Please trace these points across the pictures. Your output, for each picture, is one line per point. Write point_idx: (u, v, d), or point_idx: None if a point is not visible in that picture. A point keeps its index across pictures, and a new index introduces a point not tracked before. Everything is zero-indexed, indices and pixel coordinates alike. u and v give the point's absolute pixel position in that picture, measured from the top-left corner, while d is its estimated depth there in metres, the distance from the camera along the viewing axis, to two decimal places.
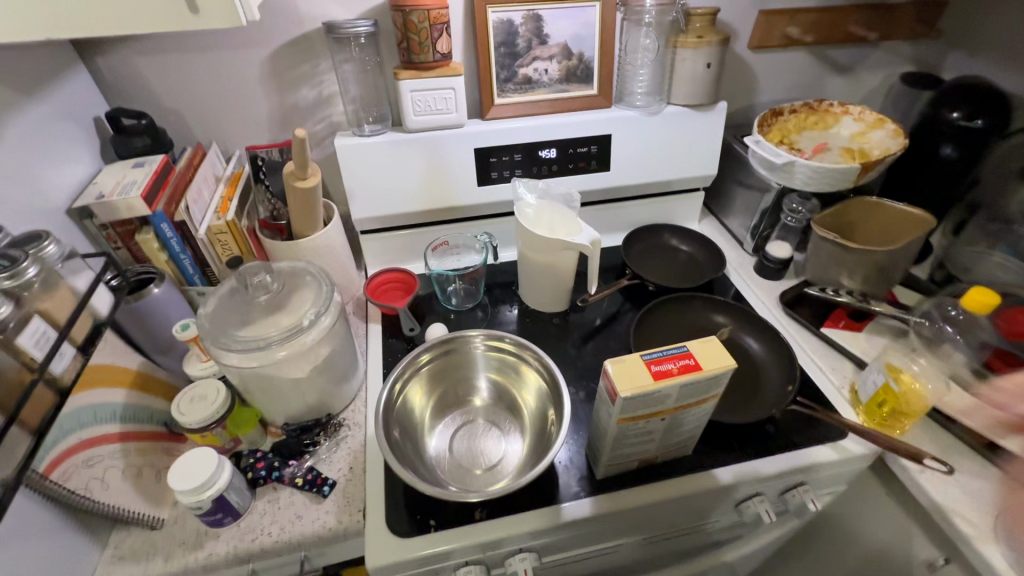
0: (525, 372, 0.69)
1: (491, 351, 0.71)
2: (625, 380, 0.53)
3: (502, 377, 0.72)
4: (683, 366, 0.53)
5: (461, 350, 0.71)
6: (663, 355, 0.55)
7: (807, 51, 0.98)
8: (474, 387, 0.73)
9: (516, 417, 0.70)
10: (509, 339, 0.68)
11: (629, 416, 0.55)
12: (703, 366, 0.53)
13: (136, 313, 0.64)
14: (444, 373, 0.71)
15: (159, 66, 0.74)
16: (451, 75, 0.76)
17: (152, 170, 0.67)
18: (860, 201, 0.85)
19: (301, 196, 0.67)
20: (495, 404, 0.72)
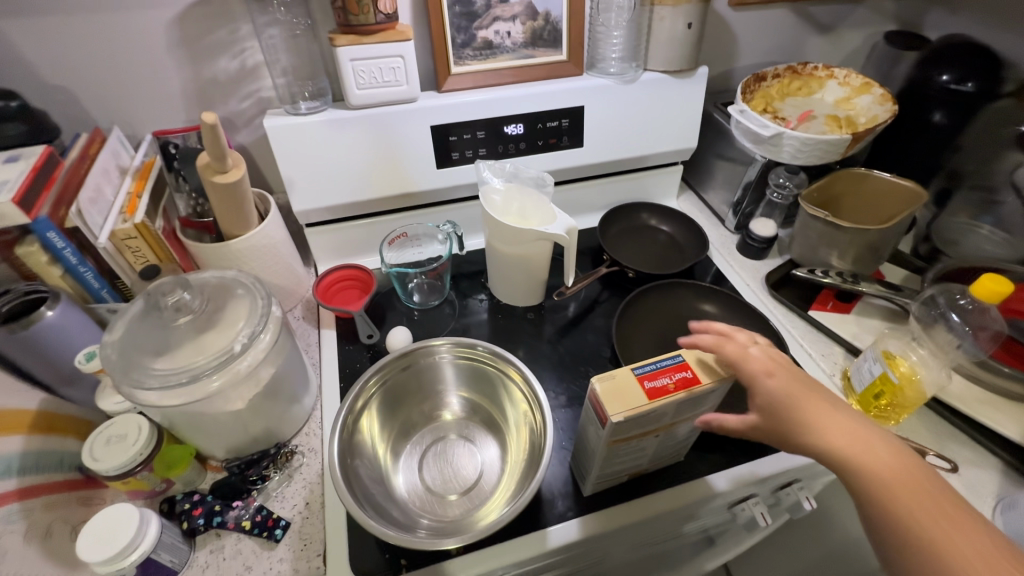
0: (499, 381, 0.62)
1: (459, 360, 0.64)
2: (617, 403, 0.46)
3: (475, 387, 0.65)
4: (680, 381, 0.47)
5: (426, 361, 0.63)
6: (656, 368, 0.49)
7: (789, 8, 0.90)
8: (442, 401, 0.66)
9: (491, 430, 0.64)
10: (481, 347, 0.61)
11: (622, 438, 0.48)
12: (702, 378, 0.48)
13: (25, 343, 0.52)
14: (409, 389, 0.64)
15: (31, 32, 0.60)
16: (399, 40, 0.65)
17: (30, 166, 0.54)
18: (847, 173, 0.80)
19: (222, 194, 0.56)
20: (467, 418, 0.66)
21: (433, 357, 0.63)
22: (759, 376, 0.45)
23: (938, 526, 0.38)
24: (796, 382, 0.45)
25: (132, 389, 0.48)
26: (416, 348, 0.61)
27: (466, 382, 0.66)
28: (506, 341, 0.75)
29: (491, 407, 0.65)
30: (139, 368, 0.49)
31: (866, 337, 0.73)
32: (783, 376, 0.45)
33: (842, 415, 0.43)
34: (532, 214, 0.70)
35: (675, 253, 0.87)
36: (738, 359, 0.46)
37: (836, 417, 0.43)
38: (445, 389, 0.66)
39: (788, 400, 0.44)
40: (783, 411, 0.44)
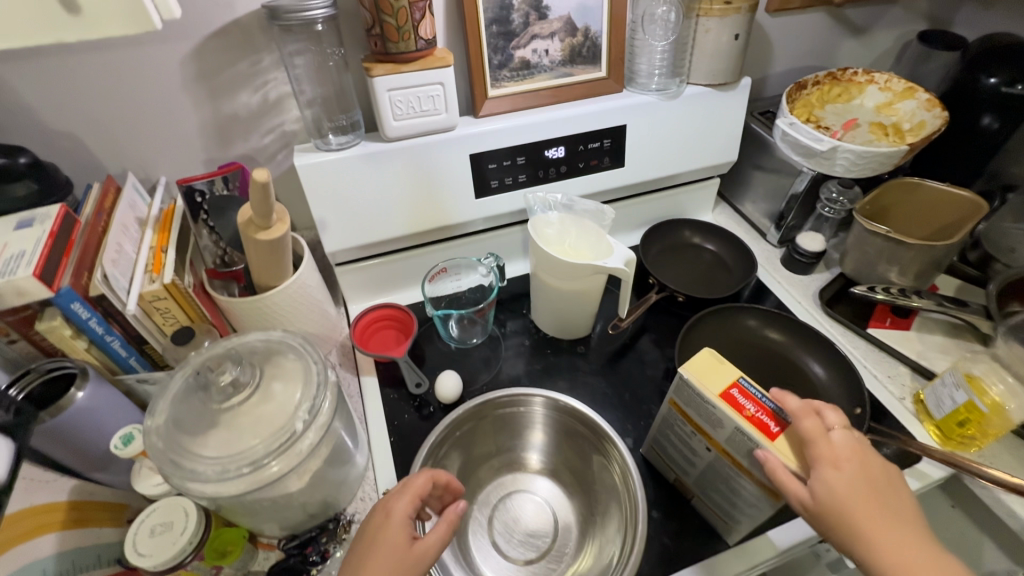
0: (586, 439, 0.60)
1: (547, 412, 0.62)
2: (701, 369, 0.48)
3: (561, 444, 0.63)
4: (756, 419, 0.45)
5: (507, 411, 0.62)
6: (760, 397, 0.46)
7: (824, 12, 0.87)
8: (521, 455, 0.63)
9: (569, 492, 0.61)
10: (565, 403, 0.59)
11: (681, 406, 0.51)
12: (776, 440, 0.44)
13: (53, 431, 0.46)
14: (488, 436, 0.62)
15: (36, 77, 0.54)
16: (439, 67, 0.60)
17: (46, 231, 0.48)
18: (900, 184, 0.77)
19: (266, 250, 0.51)
20: (543, 474, 0.62)
21: (517, 406, 0.62)
22: (824, 463, 0.42)
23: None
24: (861, 472, 0.42)
25: (185, 481, 0.42)
26: (507, 396, 0.60)
27: (547, 437, 0.63)
28: (559, 379, 0.71)
29: (571, 466, 0.62)
30: (190, 456, 0.43)
31: (932, 355, 0.71)
32: (854, 467, 0.42)
33: (891, 516, 0.41)
34: (587, 247, 0.66)
35: (721, 273, 0.83)
36: (813, 439, 0.43)
37: (885, 518, 0.41)
38: (523, 443, 0.64)
39: (849, 495, 0.41)
40: (837, 501, 0.41)
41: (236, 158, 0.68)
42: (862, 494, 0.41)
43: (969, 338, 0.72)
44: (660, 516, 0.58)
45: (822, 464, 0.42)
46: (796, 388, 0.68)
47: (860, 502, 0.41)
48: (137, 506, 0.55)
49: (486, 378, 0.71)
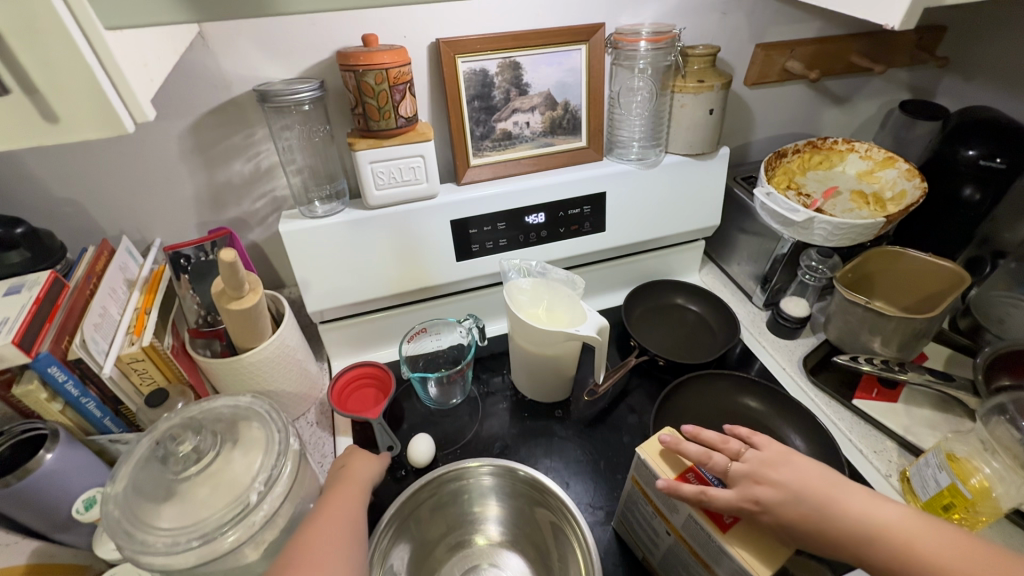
0: (541, 506, 0.61)
1: (497, 478, 0.63)
2: (655, 453, 0.49)
3: (515, 510, 0.63)
4: (709, 508, 0.45)
5: (457, 483, 0.62)
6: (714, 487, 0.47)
7: (804, 84, 0.89)
8: (477, 525, 0.63)
9: (532, 564, 0.60)
10: (522, 471, 0.61)
11: (641, 486, 0.51)
12: (728, 532, 0.43)
13: (17, 495, 0.47)
14: (440, 511, 0.62)
15: (43, 152, 0.58)
16: (419, 141, 0.63)
17: (33, 297, 0.50)
18: (880, 252, 0.77)
19: (239, 318, 0.54)
20: (503, 544, 0.62)
21: (462, 478, 0.62)
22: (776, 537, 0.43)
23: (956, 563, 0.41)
24: (790, 496, 0.44)
25: (136, 554, 0.42)
26: (452, 469, 0.61)
27: (503, 504, 0.64)
28: (535, 444, 0.70)
29: (530, 534, 0.62)
30: (145, 527, 0.44)
31: (919, 431, 0.68)
32: (784, 489, 0.44)
33: (841, 502, 0.44)
34: (564, 311, 0.67)
35: (705, 336, 0.83)
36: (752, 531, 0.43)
37: (840, 505, 0.44)
38: (479, 512, 0.64)
39: (802, 512, 0.43)
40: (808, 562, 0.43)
41: (228, 221, 0.71)
42: (808, 510, 0.44)
43: (958, 413, 0.70)
44: None
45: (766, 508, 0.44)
46: None
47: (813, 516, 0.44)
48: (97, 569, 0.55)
49: (462, 440, 0.70)
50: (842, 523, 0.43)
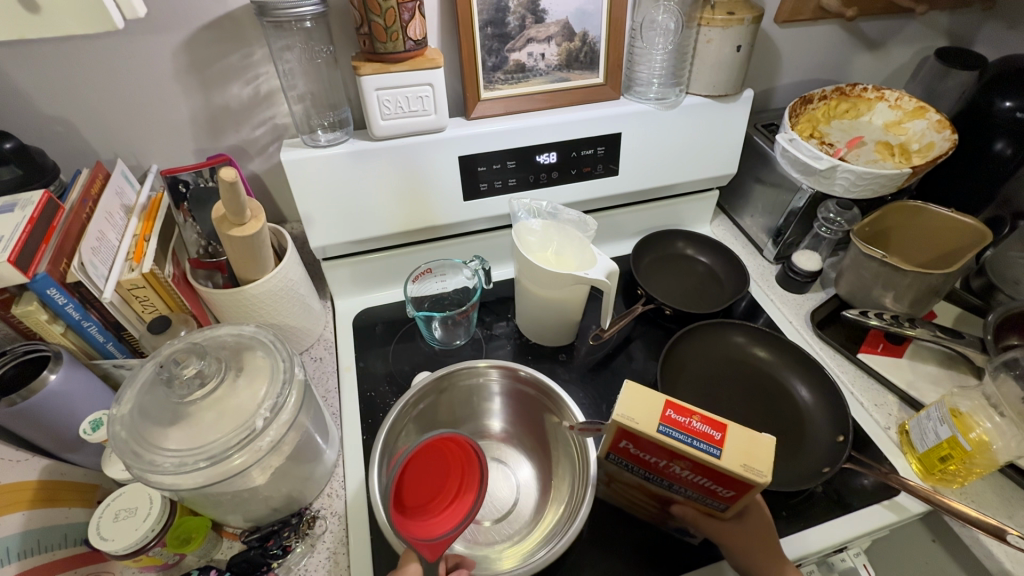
0: (546, 410, 0.65)
1: (501, 382, 0.67)
2: (768, 459, 0.39)
3: (516, 409, 0.68)
4: (685, 411, 0.41)
5: (463, 383, 0.67)
6: (685, 434, 0.40)
7: (837, 24, 0.84)
8: (481, 421, 0.69)
9: (530, 452, 0.67)
10: (525, 372, 0.64)
11: None
12: (659, 401, 0.41)
13: (24, 415, 0.48)
14: (446, 406, 0.67)
15: (28, 63, 0.55)
16: (428, 67, 0.60)
17: (27, 216, 0.48)
18: (902, 206, 0.74)
19: (241, 246, 0.53)
20: (504, 437, 0.68)
21: (470, 378, 0.66)
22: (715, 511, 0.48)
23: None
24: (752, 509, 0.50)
25: (144, 473, 0.43)
26: (457, 370, 0.65)
27: (507, 403, 0.69)
28: None
29: (529, 430, 0.68)
30: (151, 448, 0.44)
31: (922, 386, 0.68)
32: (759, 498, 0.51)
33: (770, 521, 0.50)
34: (572, 255, 0.66)
35: (712, 287, 0.82)
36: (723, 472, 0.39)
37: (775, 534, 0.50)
38: (485, 411, 0.69)
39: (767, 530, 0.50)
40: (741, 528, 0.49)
41: (227, 149, 0.69)
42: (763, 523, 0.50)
43: (963, 370, 0.70)
44: (626, 532, 0.57)
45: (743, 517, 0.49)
46: (778, 413, 0.66)
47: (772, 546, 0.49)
48: (109, 488, 0.57)
49: None
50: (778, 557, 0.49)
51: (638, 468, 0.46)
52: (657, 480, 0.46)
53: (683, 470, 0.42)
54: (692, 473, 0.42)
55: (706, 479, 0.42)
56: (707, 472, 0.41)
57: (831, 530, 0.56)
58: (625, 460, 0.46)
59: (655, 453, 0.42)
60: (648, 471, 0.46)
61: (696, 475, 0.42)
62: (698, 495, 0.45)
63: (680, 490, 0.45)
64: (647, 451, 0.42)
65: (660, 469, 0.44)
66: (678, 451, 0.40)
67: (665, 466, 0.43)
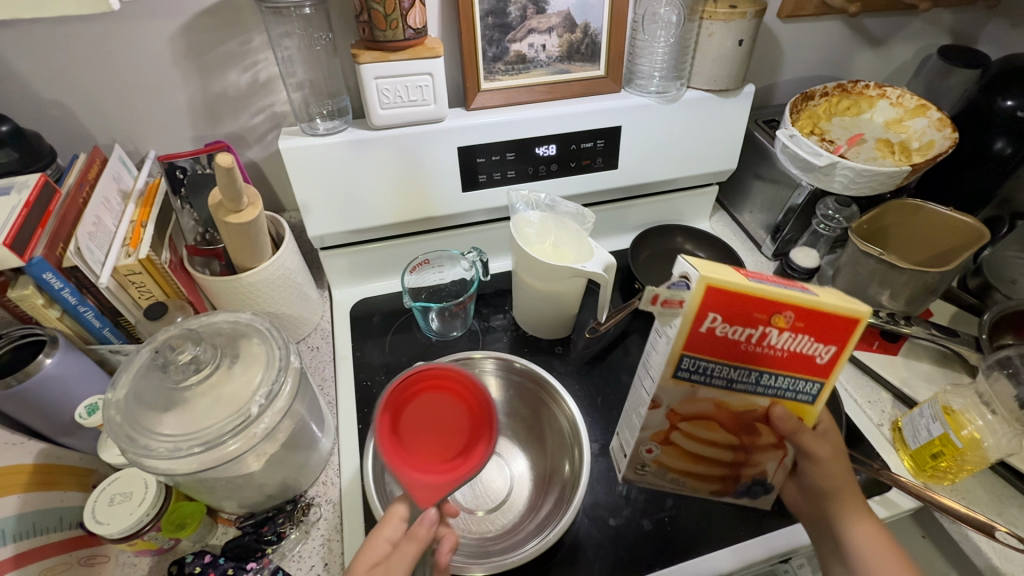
0: (541, 402, 0.67)
1: (496, 375, 0.69)
2: (857, 297, 0.41)
3: (510, 401, 0.69)
4: (761, 270, 0.42)
5: None
6: (775, 282, 0.40)
7: (839, 20, 0.83)
8: None
9: (523, 442, 0.67)
10: (520, 364, 0.68)
11: None
12: (732, 268, 0.41)
13: (20, 398, 0.48)
14: None
15: (27, 45, 0.55)
16: (428, 56, 0.60)
17: (23, 200, 0.48)
18: (901, 205, 0.74)
19: (237, 233, 0.53)
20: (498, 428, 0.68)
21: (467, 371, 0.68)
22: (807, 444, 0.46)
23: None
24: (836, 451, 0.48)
25: (139, 457, 0.43)
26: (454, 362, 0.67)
27: (500, 395, 0.70)
28: None
29: (523, 420, 0.68)
30: (147, 433, 0.44)
31: (916, 383, 0.68)
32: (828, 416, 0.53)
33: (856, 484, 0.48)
34: (570, 248, 0.66)
35: None
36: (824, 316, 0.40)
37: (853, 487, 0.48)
38: None
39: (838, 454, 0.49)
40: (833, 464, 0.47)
41: (225, 137, 0.68)
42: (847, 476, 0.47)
43: (957, 368, 0.70)
44: (616, 524, 0.57)
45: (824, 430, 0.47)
46: None
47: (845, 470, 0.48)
48: (104, 473, 0.57)
49: None
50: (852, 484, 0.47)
51: (715, 366, 0.43)
52: (742, 379, 0.43)
53: (776, 337, 0.41)
54: (789, 335, 0.40)
55: (806, 342, 0.40)
56: (807, 326, 0.40)
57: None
58: (699, 359, 0.43)
59: (744, 322, 0.40)
60: (733, 365, 0.42)
61: (797, 336, 0.40)
62: (788, 384, 0.43)
63: (768, 382, 0.43)
64: (738, 321, 0.40)
65: (745, 354, 0.42)
66: (780, 299, 0.39)
67: (755, 342, 0.41)
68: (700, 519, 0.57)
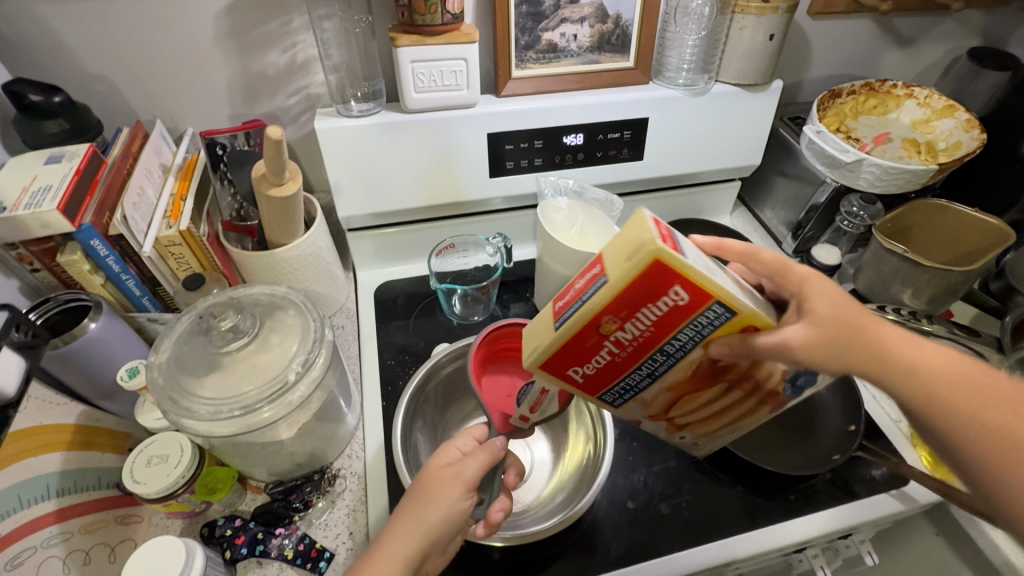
0: None
1: None
2: (642, 232, 0.33)
3: None
4: (570, 289, 0.39)
5: None
6: (576, 300, 0.37)
7: (869, 18, 0.83)
8: None
9: (545, 428, 0.69)
10: None
11: None
12: (549, 309, 0.40)
13: (66, 360, 0.50)
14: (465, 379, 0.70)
15: (77, 21, 0.56)
16: (463, 42, 0.60)
17: (74, 168, 0.50)
18: (924, 204, 0.75)
19: (277, 207, 0.55)
20: None
21: None
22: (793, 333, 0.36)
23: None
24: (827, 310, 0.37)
25: (181, 418, 0.44)
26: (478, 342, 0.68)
27: None
28: None
29: None
30: (188, 395, 0.46)
31: None
32: (808, 283, 0.38)
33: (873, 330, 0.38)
34: (595, 236, 0.69)
35: None
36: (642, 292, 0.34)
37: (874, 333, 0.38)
38: None
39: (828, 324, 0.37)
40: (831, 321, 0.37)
41: (260, 116, 0.70)
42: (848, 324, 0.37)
43: None
44: (634, 507, 0.58)
45: (780, 336, 0.35)
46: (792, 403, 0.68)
47: (855, 310, 0.38)
48: (139, 437, 0.59)
49: None
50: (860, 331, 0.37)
51: (629, 381, 0.41)
52: (660, 360, 0.39)
53: (629, 336, 0.37)
54: (632, 327, 0.36)
55: (647, 316, 0.35)
56: (636, 308, 0.35)
57: (836, 516, 0.57)
58: (611, 388, 0.42)
59: (586, 354, 0.39)
60: (637, 364, 0.39)
61: (632, 323, 0.36)
62: (694, 332, 0.36)
63: (680, 344, 0.37)
64: (586, 355, 0.39)
65: (625, 359, 0.39)
66: (586, 318, 0.36)
67: (614, 351, 0.38)
68: (718, 506, 0.58)
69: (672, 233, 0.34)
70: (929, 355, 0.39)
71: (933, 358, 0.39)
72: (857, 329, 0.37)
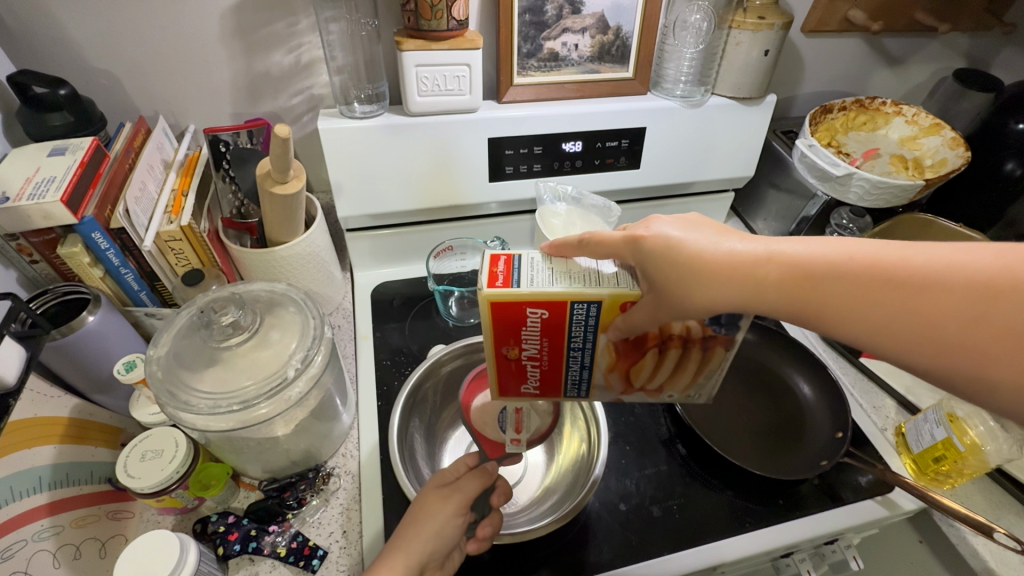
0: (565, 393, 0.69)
1: None
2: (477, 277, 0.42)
3: None
4: None
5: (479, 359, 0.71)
6: None
7: (860, 38, 0.86)
8: None
9: None
10: None
11: None
12: None
13: (63, 351, 0.50)
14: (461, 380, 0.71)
15: (83, 15, 0.57)
16: (467, 48, 0.61)
17: (77, 161, 0.50)
18: (909, 218, 0.78)
19: (279, 205, 0.55)
20: None
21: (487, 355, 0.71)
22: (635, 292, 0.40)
23: (948, 309, 0.31)
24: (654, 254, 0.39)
25: (178, 411, 0.45)
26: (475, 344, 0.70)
27: None
28: None
29: None
30: (186, 389, 0.46)
31: (920, 392, 0.69)
32: (638, 244, 0.40)
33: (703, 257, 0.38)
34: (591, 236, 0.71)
35: None
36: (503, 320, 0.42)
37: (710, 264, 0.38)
38: None
39: (666, 279, 0.39)
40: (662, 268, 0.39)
41: (263, 116, 0.70)
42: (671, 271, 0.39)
43: None
44: (626, 509, 0.59)
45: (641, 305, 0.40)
46: (783, 411, 0.69)
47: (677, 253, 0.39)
48: (131, 433, 0.59)
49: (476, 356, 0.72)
50: (699, 271, 0.38)
51: (573, 377, 0.47)
52: (576, 352, 0.45)
53: (531, 351, 0.45)
54: (524, 344, 0.44)
55: (528, 333, 0.43)
56: (516, 330, 0.43)
57: (822, 521, 0.58)
58: (565, 387, 0.49)
59: (519, 374, 0.48)
60: (563, 363, 0.46)
61: (522, 343, 0.44)
62: (574, 326, 0.42)
63: (579, 338, 0.44)
64: (522, 373, 0.47)
65: (551, 364, 0.46)
66: (497, 355, 0.45)
67: (537, 364, 0.46)
68: (707, 509, 0.59)
69: (511, 266, 0.42)
70: (777, 269, 0.36)
71: (784, 270, 0.36)
72: (677, 269, 0.39)
